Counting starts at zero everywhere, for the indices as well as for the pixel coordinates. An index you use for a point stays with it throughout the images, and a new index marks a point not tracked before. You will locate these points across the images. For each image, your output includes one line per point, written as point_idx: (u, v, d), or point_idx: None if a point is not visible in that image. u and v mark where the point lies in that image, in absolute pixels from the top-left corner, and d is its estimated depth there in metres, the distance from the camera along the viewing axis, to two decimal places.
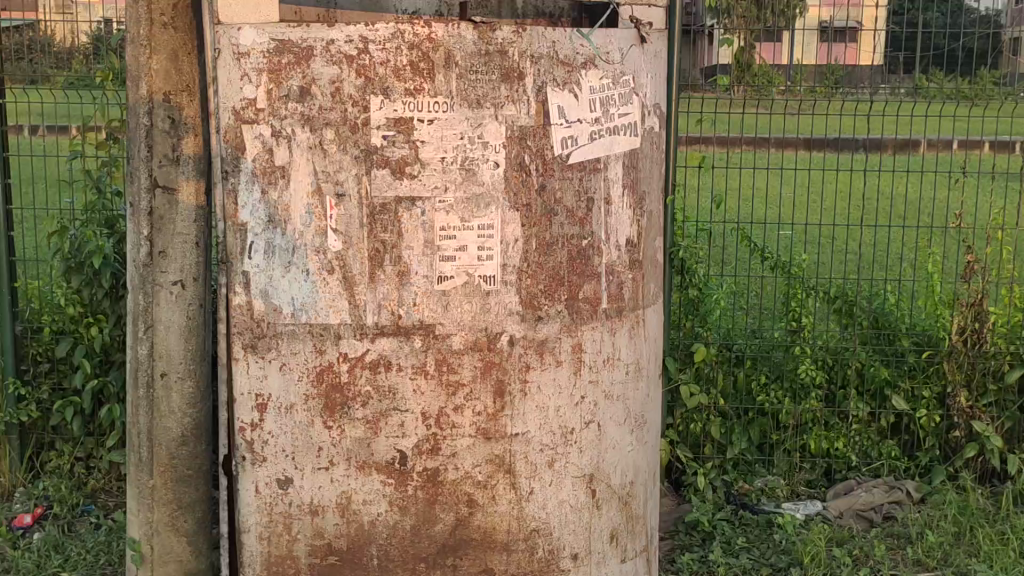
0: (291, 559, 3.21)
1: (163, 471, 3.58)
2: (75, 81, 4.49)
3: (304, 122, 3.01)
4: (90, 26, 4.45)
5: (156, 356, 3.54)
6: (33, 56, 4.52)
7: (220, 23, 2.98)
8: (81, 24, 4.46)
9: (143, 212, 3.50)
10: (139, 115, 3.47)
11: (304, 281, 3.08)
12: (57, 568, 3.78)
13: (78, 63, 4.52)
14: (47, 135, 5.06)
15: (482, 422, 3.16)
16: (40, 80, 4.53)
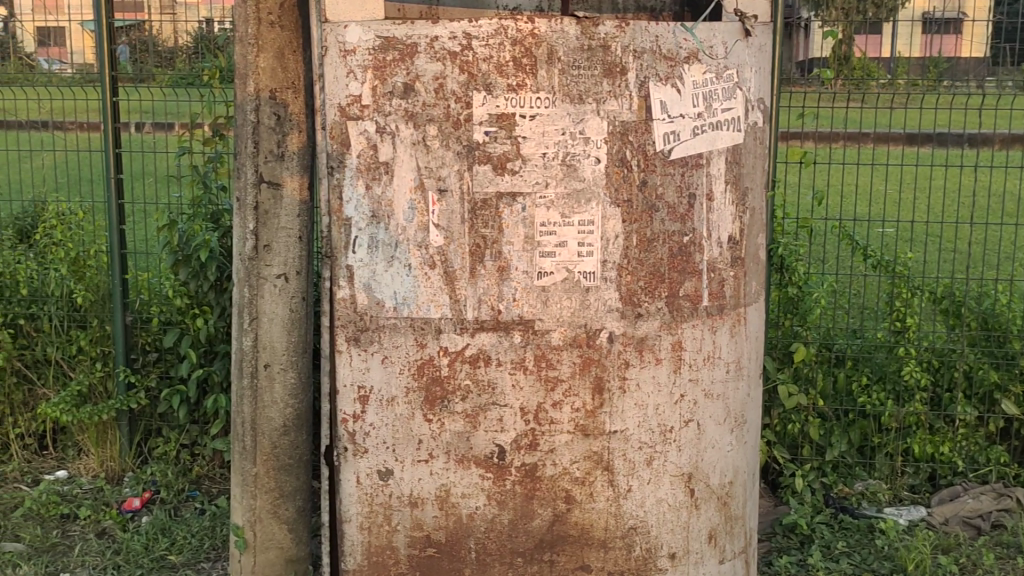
0: (390, 550, 3.25)
1: (266, 459, 3.66)
2: (180, 80, 4.62)
3: (408, 118, 3.05)
4: (192, 26, 4.58)
5: (260, 347, 3.63)
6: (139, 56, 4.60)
7: (328, 21, 3.02)
8: (183, 23, 4.59)
9: (249, 207, 3.59)
10: (246, 112, 3.55)
11: (406, 275, 3.12)
12: (164, 552, 3.91)
13: (182, 62, 4.63)
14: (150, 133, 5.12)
15: (580, 418, 3.16)
16: (146, 80, 4.61)
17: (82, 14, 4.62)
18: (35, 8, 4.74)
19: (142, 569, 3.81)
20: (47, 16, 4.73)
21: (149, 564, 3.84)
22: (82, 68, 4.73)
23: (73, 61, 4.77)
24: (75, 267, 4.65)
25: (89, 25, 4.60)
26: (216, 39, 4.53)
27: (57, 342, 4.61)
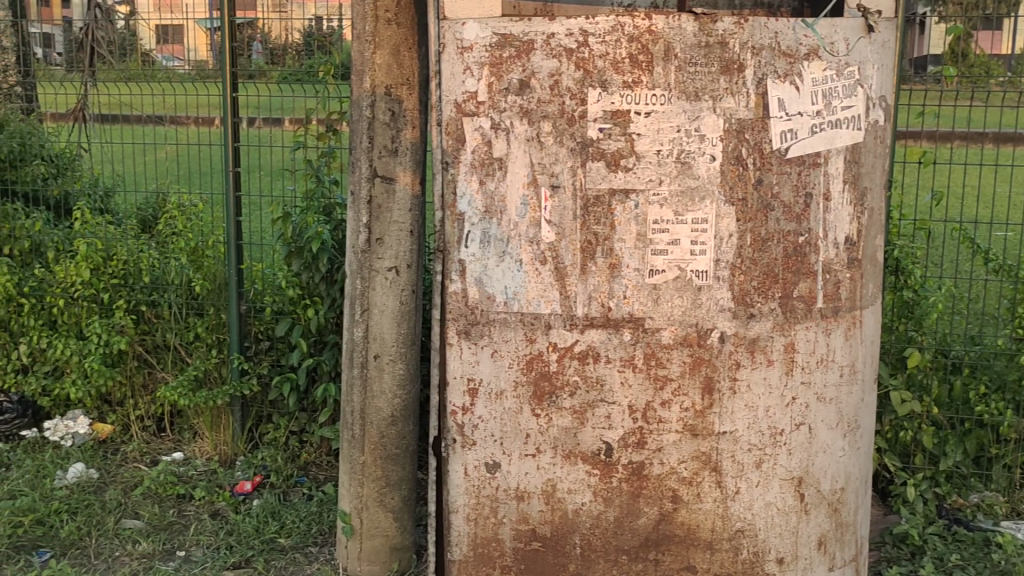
0: (496, 542, 3.28)
1: (374, 448, 3.73)
2: (290, 78, 4.59)
3: (523, 114, 3.07)
4: (302, 24, 4.61)
5: (370, 338, 3.70)
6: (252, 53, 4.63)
7: (447, 19, 3.06)
8: (294, 21, 4.62)
9: (362, 200, 3.67)
10: (362, 108, 3.63)
11: (517, 270, 3.14)
12: (274, 535, 4.03)
13: (291, 58, 4.62)
14: (262, 126, 4.66)
15: (689, 418, 3.14)
16: (257, 76, 4.62)
17: (201, 11, 4.70)
18: (154, 7, 4.88)
19: (253, 549, 3.93)
20: (166, 14, 4.85)
21: (260, 545, 3.97)
22: (195, 66, 4.74)
23: (189, 58, 4.79)
24: (193, 257, 4.81)
25: (208, 22, 4.63)
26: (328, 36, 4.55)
27: (176, 329, 4.80)
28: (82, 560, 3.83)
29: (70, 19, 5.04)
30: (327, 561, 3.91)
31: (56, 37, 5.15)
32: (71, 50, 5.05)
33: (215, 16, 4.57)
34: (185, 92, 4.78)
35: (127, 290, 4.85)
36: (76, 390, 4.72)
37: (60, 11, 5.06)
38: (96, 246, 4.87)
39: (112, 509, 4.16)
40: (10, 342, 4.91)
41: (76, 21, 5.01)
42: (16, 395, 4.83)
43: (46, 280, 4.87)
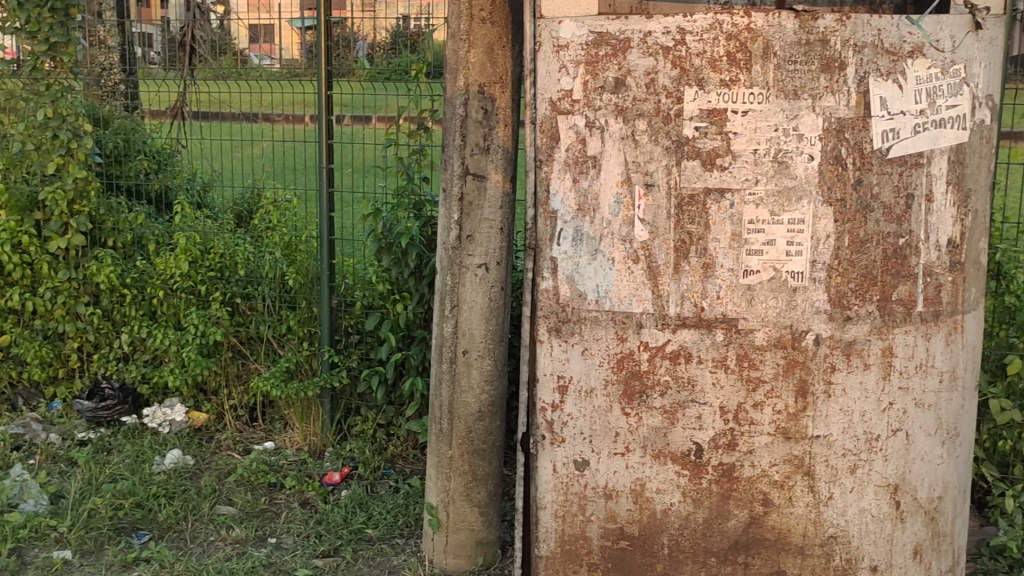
0: (583, 539, 3.29)
1: (461, 442, 3.77)
2: (379, 75, 4.61)
3: (618, 113, 3.06)
4: (388, 23, 4.64)
5: (459, 334, 3.74)
6: (339, 52, 4.68)
7: (543, 17, 3.09)
8: (382, 20, 4.64)
9: (454, 197, 3.70)
10: (455, 106, 3.67)
11: (609, 268, 3.14)
12: (362, 525, 4.10)
13: (379, 57, 4.64)
14: (353, 125, 4.70)
15: (782, 421, 3.10)
16: (347, 74, 4.67)
17: (293, 11, 4.77)
18: (247, 6, 4.91)
19: (342, 539, 4.01)
20: (259, 14, 4.88)
21: (348, 535, 4.04)
22: (285, 64, 4.82)
23: (279, 57, 4.85)
24: (287, 251, 4.91)
25: (299, 22, 4.76)
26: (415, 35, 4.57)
27: (269, 321, 4.91)
28: (178, 543, 3.95)
29: (169, 20, 5.06)
30: (413, 553, 3.97)
31: (155, 36, 5.10)
32: (169, 49, 5.07)
33: (310, 15, 4.72)
34: (275, 90, 4.87)
35: (223, 282, 4.98)
36: (173, 379, 4.89)
37: (157, 12, 5.10)
38: (194, 240, 5.01)
39: (207, 495, 4.28)
40: (113, 331, 5.11)
41: (174, 21, 5.05)
42: (118, 382, 5.03)
43: (147, 271, 5.05)
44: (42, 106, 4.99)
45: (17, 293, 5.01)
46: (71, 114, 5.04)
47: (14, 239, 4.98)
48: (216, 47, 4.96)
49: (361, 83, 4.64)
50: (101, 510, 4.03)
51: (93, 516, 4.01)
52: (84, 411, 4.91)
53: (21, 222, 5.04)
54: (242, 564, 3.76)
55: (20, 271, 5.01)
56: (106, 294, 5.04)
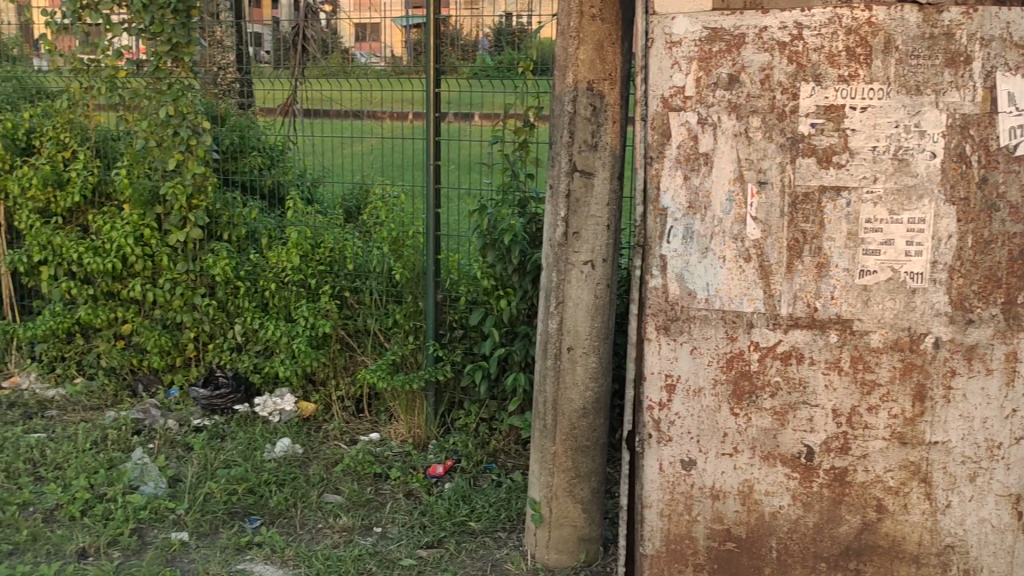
0: (689, 539, 3.26)
1: (565, 438, 3.78)
2: (481, 73, 4.64)
3: (731, 109, 3.02)
4: (492, 20, 4.64)
5: (564, 330, 3.74)
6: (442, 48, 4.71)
7: (656, 13, 3.05)
8: (485, 17, 4.65)
9: (561, 194, 3.71)
10: (563, 103, 3.67)
11: (720, 267, 3.10)
12: (465, 518, 4.15)
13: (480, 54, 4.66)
14: (456, 122, 4.78)
15: (898, 425, 3.02)
16: (448, 71, 4.72)
17: (399, 9, 4.86)
18: (355, 6, 4.99)
19: (446, 531, 4.07)
20: (363, 13, 4.96)
21: (452, 527, 4.09)
22: (391, 62, 4.89)
23: (385, 54, 4.91)
24: (395, 246, 4.97)
25: (404, 19, 4.80)
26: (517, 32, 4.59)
27: (376, 315, 5.01)
28: (289, 529, 4.06)
29: (280, 19, 5.25)
30: (516, 546, 4.00)
31: (265, 36, 5.30)
32: (280, 48, 5.22)
33: (417, 13, 4.74)
34: (383, 87, 4.93)
35: (332, 276, 5.10)
36: (284, 369, 5.00)
37: (269, 12, 5.33)
38: (305, 234, 5.12)
39: (316, 483, 4.39)
40: (227, 322, 5.28)
41: (284, 20, 5.24)
42: (232, 371, 5.20)
43: (259, 264, 5.20)
44: (163, 104, 5.14)
45: (139, 284, 5.26)
46: (191, 112, 5.17)
47: (136, 232, 5.23)
48: (322, 44, 5.09)
49: (461, 81, 4.69)
50: (216, 495, 4.17)
51: (208, 500, 4.15)
52: (200, 399, 5.09)
53: (143, 216, 5.28)
54: (349, 552, 3.84)
55: (141, 263, 5.23)
56: (222, 286, 5.23)
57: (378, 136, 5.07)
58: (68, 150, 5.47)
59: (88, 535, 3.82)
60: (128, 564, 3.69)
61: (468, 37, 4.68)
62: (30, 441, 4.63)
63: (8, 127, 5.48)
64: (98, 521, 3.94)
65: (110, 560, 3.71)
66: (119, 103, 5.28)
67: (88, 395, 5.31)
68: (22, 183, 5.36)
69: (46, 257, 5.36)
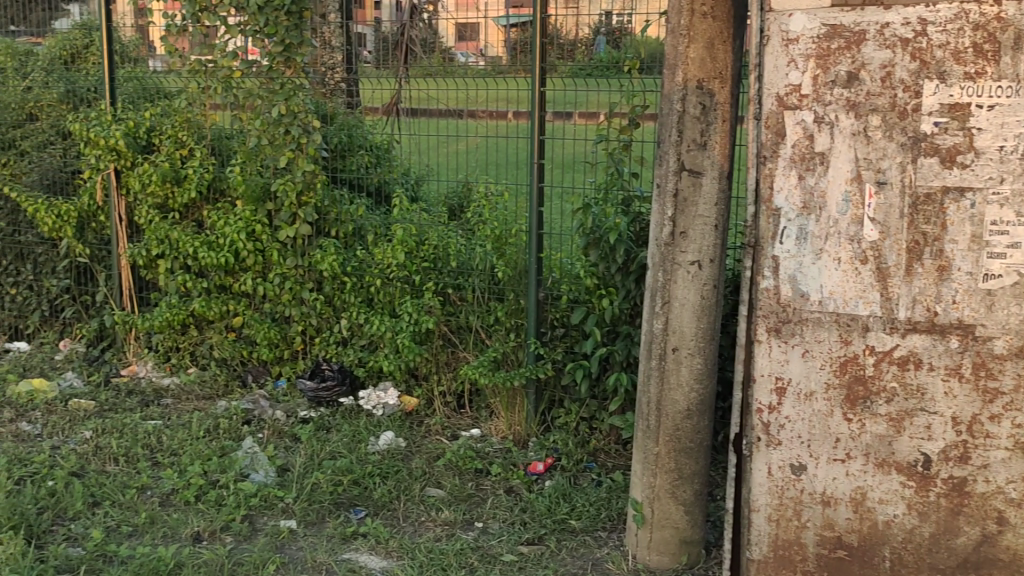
0: (798, 546, 3.21)
1: (669, 440, 3.75)
2: (579, 72, 4.66)
3: (849, 108, 2.96)
4: (591, 20, 4.62)
5: (670, 331, 3.71)
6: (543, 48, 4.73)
7: (773, 10, 3.00)
8: (585, 16, 4.63)
9: (668, 193, 3.68)
10: (673, 101, 3.64)
11: (835, 269, 3.04)
12: (565, 516, 4.16)
13: (580, 54, 4.66)
14: (554, 121, 4.76)
15: (1022, 436, 2.91)
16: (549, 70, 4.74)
17: (498, 9, 4.88)
18: (457, 6, 5.06)
19: (546, 528, 4.08)
20: (467, 13, 5.01)
21: (552, 525, 4.11)
22: (490, 62, 4.91)
23: (484, 54, 4.95)
24: (497, 244, 4.99)
25: (504, 19, 4.87)
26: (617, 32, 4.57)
27: (479, 312, 5.05)
28: (392, 521, 4.12)
29: (381, 20, 5.29)
30: (616, 546, 3.99)
31: (367, 36, 5.35)
32: (382, 49, 5.30)
33: (518, 12, 4.82)
34: (486, 86, 4.95)
35: (436, 273, 5.15)
36: (388, 363, 5.10)
37: (372, 12, 5.30)
38: (410, 232, 5.19)
39: (418, 476, 4.45)
40: (333, 316, 5.39)
41: (386, 21, 5.28)
42: (337, 365, 5.31)
43: (366, 261, 5.28)
44: (276, 104, 5.27)
45: (250, 278, 5.43)
46: (302, 111, 5.29)
47: (248, 228, 5.39)
48: (423, 42, 5.14)
49: (558, 79, 4.71)
50: (322, 485, 4.28)
51: (315, 490, 4.26)
52: (307, 390, 5.21)
53: (255, 212, 5.43)
54: (451, 545, 3.89)
55: (253, 258, 5.40)
56: (329, 281, 5.33)
57: (480, 135, 5.01)
58: (185, 148, 5.69)
59: (202, 520, 3.95)
60: (240, 549, 3.81)
61: (569, 37, 4.68)
62: (147, 428, 4.82)
63: (130, 126, 5.69)
64: (212, 506, 4.08)
65: (223, 545, 3.83)
66: (234, 102, 5.44)
67: (201, 384, 5.51)
68: (143, 180, 5.60)
69: (164, 252, 5.57)
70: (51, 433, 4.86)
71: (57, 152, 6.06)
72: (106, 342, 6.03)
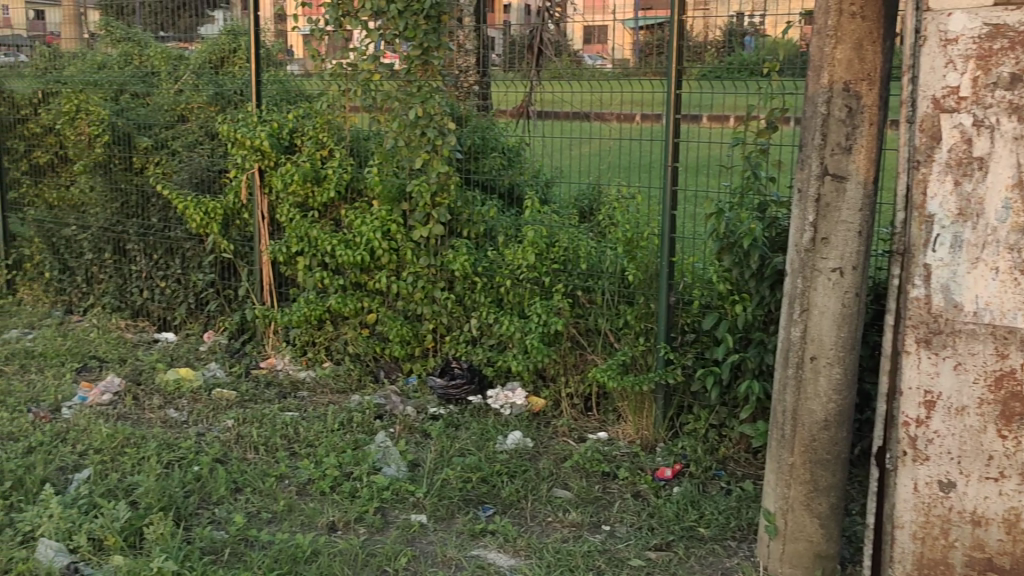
0: (945, 565, 3.09)
1: (804, 450, 3.66)
2: (708, 74, 4.63)
3: (1012, 111, 2.82)
4: (724, 20, 4.59)
5: (808, 339, 3.61)
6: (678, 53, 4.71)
7: (930, 10, 2.91)
8: (716, 17, 4.61)
9: (810, 198, 3.59)
10: (818, 103, 3.55)
11: (992, 278, 2.90)
12: (694, 523, 4.11)
13: (710, 56, 4.64)
14: (687, 125, 4.74)
15: None
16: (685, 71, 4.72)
17: (627, 11, 4.89)
18: (585, 10, 5.09)
19: (674, 534, 4.04)
20: (594, 16, 5.04)
21: (680, 531, 4.06)
22: (619, 65, 4.93)
23: (613, 57, 4.96)
24: (629, 247, 4.97)
25: (632, 22, 4.86)
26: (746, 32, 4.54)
27: (608, 315, 5.04)
28: (520, 520, 4.15)
29: (511, 24, 5.35)
30: (747, 556, 3.92)
31: (497, 39, 5.38)
32: (512, 53, 5.34)
33: (648, 15, 4.81)
34: (616, 89, 4.95)
35: (566, 275, 5.15)
36: (517, 363, 5.15)
37: (502, 17, 5.44)
38: (541, 233, 5.20)
39: (546, 477, 4.48)
40: (463, 315, 5.47)
41: (515, 24, 5.34)
42: (467, 363, 5.41)
43: (496, 261, 5.33)
44: (413, 107, 5.39)
45: (384, 276, 5.56)
46: (438, 113, 5.39)
47: (384, 227, 5.52)
48: (555, 44, 5.18)
49: (691, 82, 4.70)
50: (452, 482, 4.34)
51: (445, 486, 4.33)
52: (437, 387, 5.34)
53: (390, 212, 5.55)
54: (579, 547, 3.89)
55: (387, 256, 5.52)
56: (460, 281, 5.41)
57: (611, 138, 5.01)
58: (325, 149, 5.86)
59: (337, 511, 4.07)
60: (372, 541, 3.90)
61: (698, 38, 4.68)
62: (285, 419, 4.99)
63: (275, 128, 5.90)
64: (346, 497, 4.19)
65: (357, 536, 3.93)
66: (373, 104, 5.57)
67: (335, 378, 5.67)
68: (285, 179, 5.81)
69: (303, 249, 5.77)
70: (196, 421, 5.08)
71: (206, 152, 6.35)
72: (246, 334, 6.28)
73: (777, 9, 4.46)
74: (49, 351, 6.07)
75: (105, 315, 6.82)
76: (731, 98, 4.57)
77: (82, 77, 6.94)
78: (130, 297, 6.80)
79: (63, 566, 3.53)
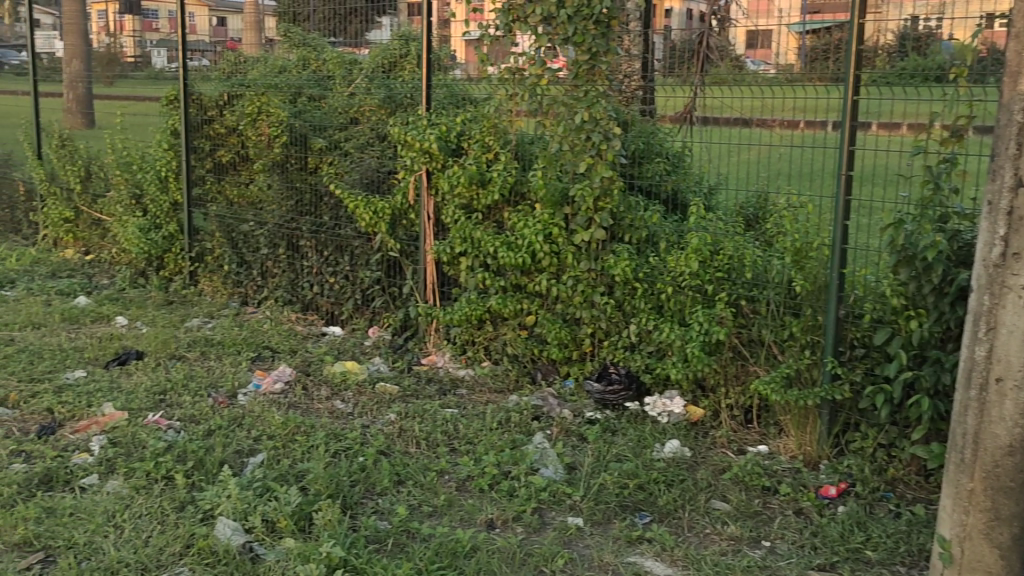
0: None
1: (985, 477, 3.46)
2: (879, 79, 4.53)
3: None
4: (897, 24, 4.48)
5: (993, 360, 3.40)
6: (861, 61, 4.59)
7: None
8: (890, 21, 4.50)
9: (1002, 211, 3.36)
10: (1013, 110, 3.30)
11: None
12: (859, 545, 3.95)
13: (881, 61, 4.54)
14: (866, 134, 4.56)
15: None
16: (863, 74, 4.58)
17: (792, 15, 4.84)
18: (748, 15, 5.10)
19: (839, 555, 3.89)
20: (757, 20, 5.02)
21: (846, 553, 3.91)
22: (782, 69, 4.91)
23: (776, 62, 4.94)
24: (797, 257, 4.83)
25: (798, 26, 4.82)
26: (923, 38, 4.44)
27: (772, 326, 4.93)
28: (677, 529, 4.10)
29: (671, 28, 5.32)
30: None
31: (659, 44, 5.35)
32: (681, 58, 5.28)
33: (815, 19, 4.80)
34: (775, 94, 4.94)
35: (730, 283, 5.07)
36: (676, 372, 5.09)
37: (662, 22, 5.40)
38: (706, 241, 5.09)
39: (704, 488, 4.41)
40: (623, 320, 5.43)
41: (676, 28, 5.31)
42: (624, 369, 5.40)
43: (658, 268, 5.28)
44: (579, 111, 5.43)
45: (545, 278, 5.61)
46: (604, 117, 5.38)
47: (546, 230, 5.58)
48: (719, 49, 5.12)
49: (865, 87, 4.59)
50: (610, 486, 4.35)
51: (602, 491, 4.34)
52: (594, 392, 5.36)
53: (553, 215, 5.62)
54: (739, 562, 3.81)
55: (548, 259, 5.57)
56: (620, 286, 5.37)
57: (780, 145, 4.88)
58: (491, 152, 5.95)
59: (496, 509, 4.13)
60: (530, 540, 3.93)
61: (868, 43, 4.57)
62: (445, 415, 5.11)
63: (443, 131, 6.03)
64: (505, 495, 4.26)
65: (515, 534, 3.98)
66: (538, 109, 5.64)
67: (493, 377, 5.79)
68: (452, 181, 5.93)
69: (466, 250, 5.91)
70: (361, 412, 5.26)
71: (376, 153, 6.57)
72: (409, 331, 6.46)
73: (959, 11, 4.33)
74: (226, 340, 6.41)
75: (278, 308, 7.16)
76: (912, 104, 4.42)
77: (264, 80, 7.29)
78: (300, 291, 7.10)
79: (239, 545, 3.70)
